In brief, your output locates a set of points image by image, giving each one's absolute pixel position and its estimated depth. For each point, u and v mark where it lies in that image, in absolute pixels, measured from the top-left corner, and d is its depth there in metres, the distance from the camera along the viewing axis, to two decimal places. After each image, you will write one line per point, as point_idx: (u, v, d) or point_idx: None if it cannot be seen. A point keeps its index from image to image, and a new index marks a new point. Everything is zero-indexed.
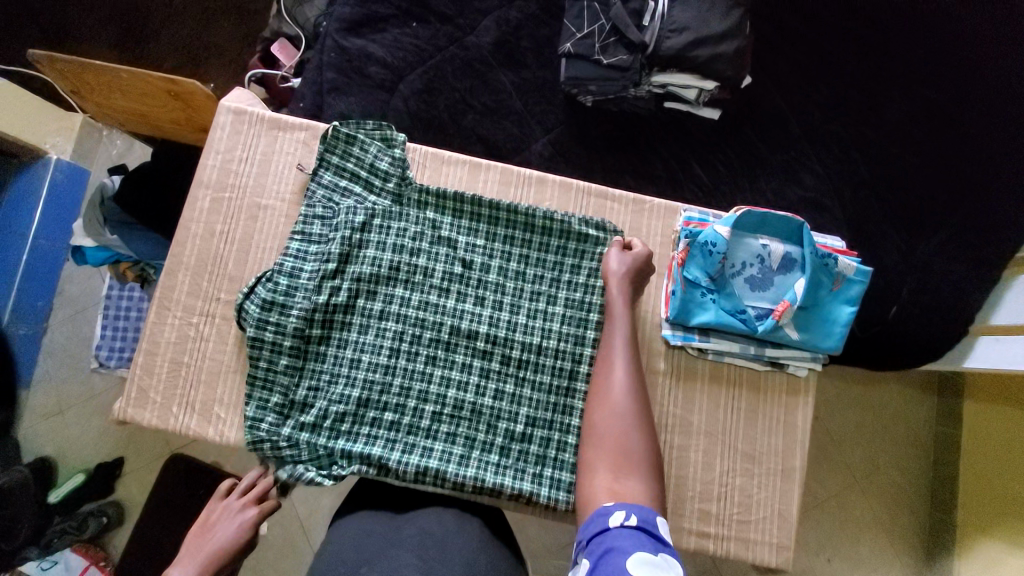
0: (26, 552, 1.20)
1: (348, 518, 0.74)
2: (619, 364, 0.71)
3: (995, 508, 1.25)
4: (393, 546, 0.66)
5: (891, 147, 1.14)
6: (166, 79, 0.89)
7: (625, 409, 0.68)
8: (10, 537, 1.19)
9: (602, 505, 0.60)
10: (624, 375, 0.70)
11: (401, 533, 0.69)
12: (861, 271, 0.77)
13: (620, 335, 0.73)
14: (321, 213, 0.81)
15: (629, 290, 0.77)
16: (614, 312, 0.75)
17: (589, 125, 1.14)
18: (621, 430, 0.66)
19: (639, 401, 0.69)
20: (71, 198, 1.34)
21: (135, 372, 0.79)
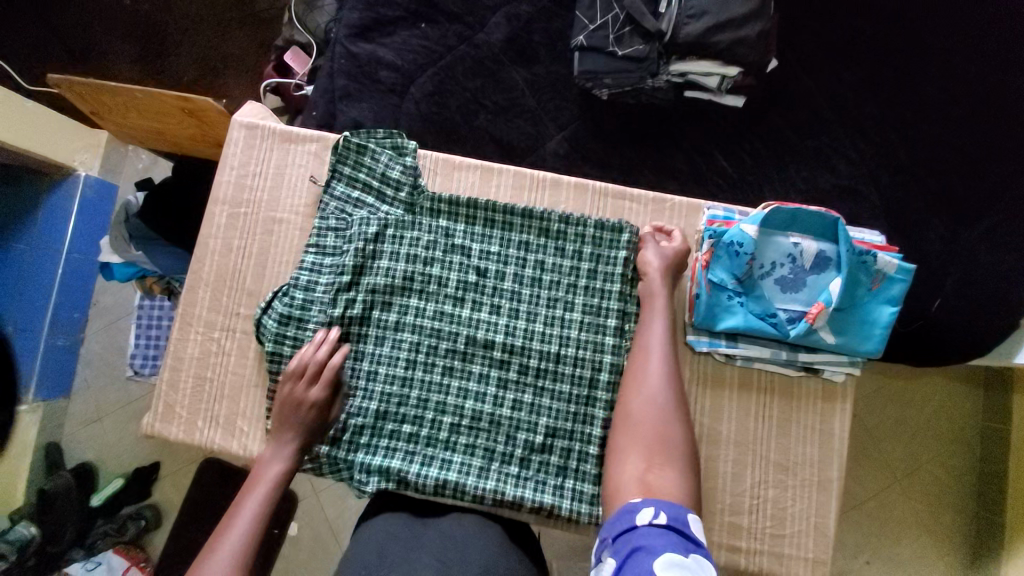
0: (73, 553, 1.25)
1: (376, 519, 0.74)
2: (656, 355, 0.71)
3: None
4: (415, 549, 0.65)
5: (934, 129, 1.06)
6: (180, 97, 0.90)
7: (664, 403, 0.67)
8: (56, 539, 1.23)
9: (631, 502, 0.59)
10: (660, 368, 0.70)
11: (424, 536, 0.69)
12: (903, 268, 0.72)
13: (659, 327, 0.73)
14: (334, 226, 0.80)
15: (668, 280, 0.76)
16: (651, 302, 0.75)
17: (605, 120, 1.10)
18: (658, 423, 0.66)
19: (676, 393, 0.68)
20: (102, 212, 1.38)
21: (162, 388, 0.81)
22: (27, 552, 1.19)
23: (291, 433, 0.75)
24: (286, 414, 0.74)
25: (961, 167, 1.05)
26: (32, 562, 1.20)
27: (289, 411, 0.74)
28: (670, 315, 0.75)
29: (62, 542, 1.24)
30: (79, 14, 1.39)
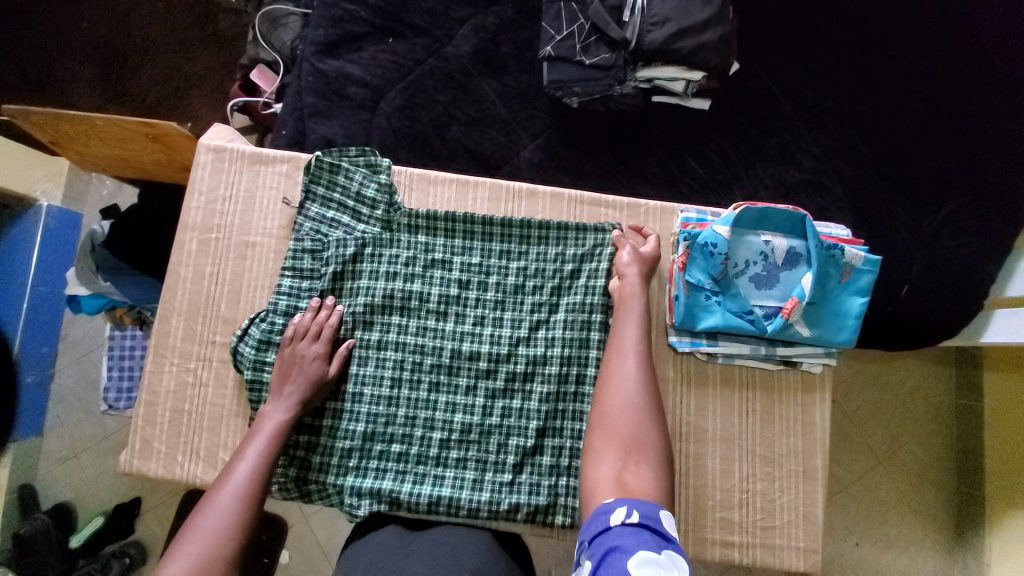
0: None
1: (355, 547, 0.72)
2: (630, 357, 0.69)
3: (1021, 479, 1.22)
4: (402, 561, 0.65)
5: (889, 122, 1.11)
6: (143, 122, 0.87)
7: (639, 403, 0.66)
8: None
9: (603, 502, 0.58)
10: (633, 369, 0.69)
11: (410, 549, 0.69)
12: (869, 260, 0.75)
13: (636, 327, 0.72)
14: (310, 247, 0.79)
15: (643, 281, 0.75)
16: (629, 303, 0.73)
17: (577, 127, 1.11)
18: (633, 420, 0.65)
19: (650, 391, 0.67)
20: (68, 241, 1.34)
21: (137, 424, 0.78)
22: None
23: (293, 388, 0.73)
24: (286, 372, 0.73)
25: (918, 158, 1.09)
26: None
27: (290, 367, 0.73)
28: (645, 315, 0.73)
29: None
30: (33, 40, 1.35)
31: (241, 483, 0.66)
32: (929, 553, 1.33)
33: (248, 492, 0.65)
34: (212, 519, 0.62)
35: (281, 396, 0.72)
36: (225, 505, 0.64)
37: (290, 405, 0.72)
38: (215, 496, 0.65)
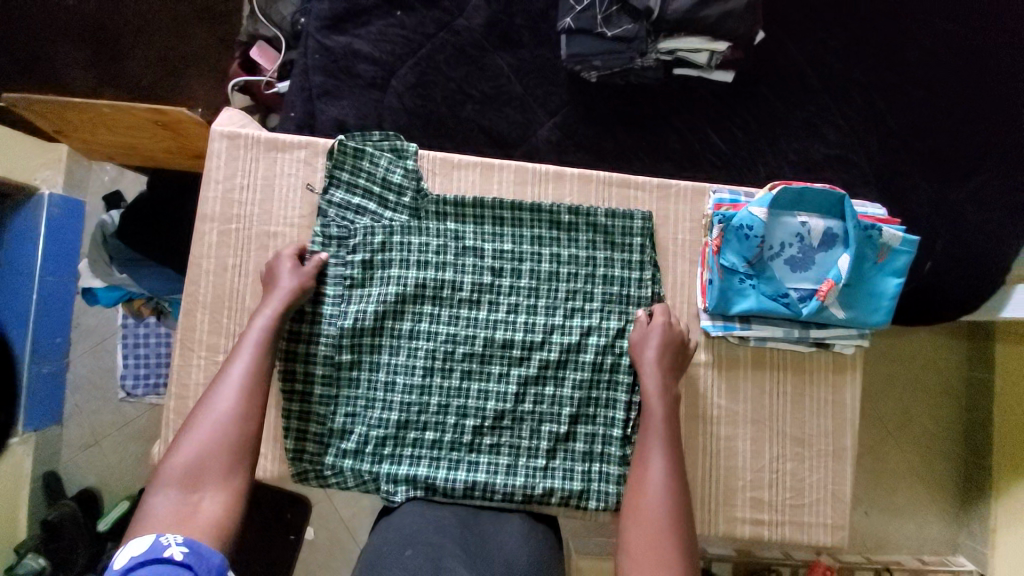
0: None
1: (387, 516, 0.73)
2: (653, 463, 0.67)
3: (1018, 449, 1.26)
4: (439, 535, 0.66)
5: (917, 92, 1.07)
6: (153, 109, 0.83)
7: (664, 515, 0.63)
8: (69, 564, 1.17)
9: None
10: (659, 473, 0.66)
11: (443, 522, 0.70)
12: (907, 240, 0.73)
13: (659, 436, 0.68)
14: (336, 233, 0.77)
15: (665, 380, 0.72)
16: (646, 407, 0.71)
17: (596, 102, 1.07)
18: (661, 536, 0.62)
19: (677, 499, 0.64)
20: (72, 230, 1.32)
21: (170, 418, 0.78)
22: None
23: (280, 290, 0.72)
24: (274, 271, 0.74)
25: (947, 128, 1.06)
26: None
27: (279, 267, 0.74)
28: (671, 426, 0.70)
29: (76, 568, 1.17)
30: (19, 18, 1.28)
31: (241, 379, 0.67)
32: (935, 520, 1.37)
33: (247, 389, 0.66)
34: (214, 417, 0.64)
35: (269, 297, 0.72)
36: (227, 401, 0.65)
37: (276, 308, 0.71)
38: (214, 394, 0.65)
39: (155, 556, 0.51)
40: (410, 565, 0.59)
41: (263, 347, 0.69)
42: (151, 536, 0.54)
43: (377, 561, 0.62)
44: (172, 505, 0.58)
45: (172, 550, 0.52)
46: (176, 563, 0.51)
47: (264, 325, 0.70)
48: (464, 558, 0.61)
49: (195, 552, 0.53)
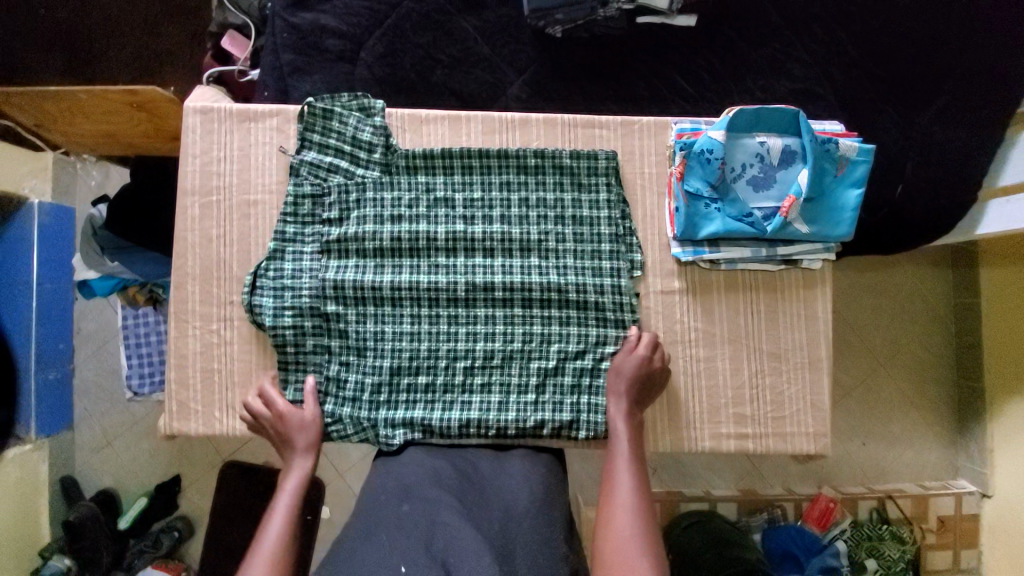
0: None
1: (384, 460, 0.77)
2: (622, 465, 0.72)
3: (1005, 369, 1.29)
4: (434, 485, 0.68)
5: (877, 21, 1.08)
6: (126, 89, 0.86)
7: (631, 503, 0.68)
8: (95, 564, 1.24)
9: None
10: (626, 489, 0.70)
11: (440, 470, 0.72)
12: (863, 150, 0.76)
13: (624, 455, 0.73)
14: (310, 192, 0.81)
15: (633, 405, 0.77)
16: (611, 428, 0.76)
17: (564, 56, 1.09)
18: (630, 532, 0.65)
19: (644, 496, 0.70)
20: (63, 236, 1.35)
21: (171, 388, 0.80)
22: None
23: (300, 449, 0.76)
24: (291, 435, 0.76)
25: (909, 51, 1.07)
26: None
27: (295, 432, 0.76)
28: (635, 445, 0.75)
29: (102, 565, 1.24)
30: None
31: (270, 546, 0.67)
32: (931, 444, 1.41)
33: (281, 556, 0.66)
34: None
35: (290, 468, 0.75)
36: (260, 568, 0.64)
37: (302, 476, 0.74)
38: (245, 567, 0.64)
39: None
40: (406, 521, 0.62)
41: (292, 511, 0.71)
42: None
43: (377, 510, 0.66)
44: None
45: None
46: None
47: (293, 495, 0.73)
48: (460, 508, 0.64)
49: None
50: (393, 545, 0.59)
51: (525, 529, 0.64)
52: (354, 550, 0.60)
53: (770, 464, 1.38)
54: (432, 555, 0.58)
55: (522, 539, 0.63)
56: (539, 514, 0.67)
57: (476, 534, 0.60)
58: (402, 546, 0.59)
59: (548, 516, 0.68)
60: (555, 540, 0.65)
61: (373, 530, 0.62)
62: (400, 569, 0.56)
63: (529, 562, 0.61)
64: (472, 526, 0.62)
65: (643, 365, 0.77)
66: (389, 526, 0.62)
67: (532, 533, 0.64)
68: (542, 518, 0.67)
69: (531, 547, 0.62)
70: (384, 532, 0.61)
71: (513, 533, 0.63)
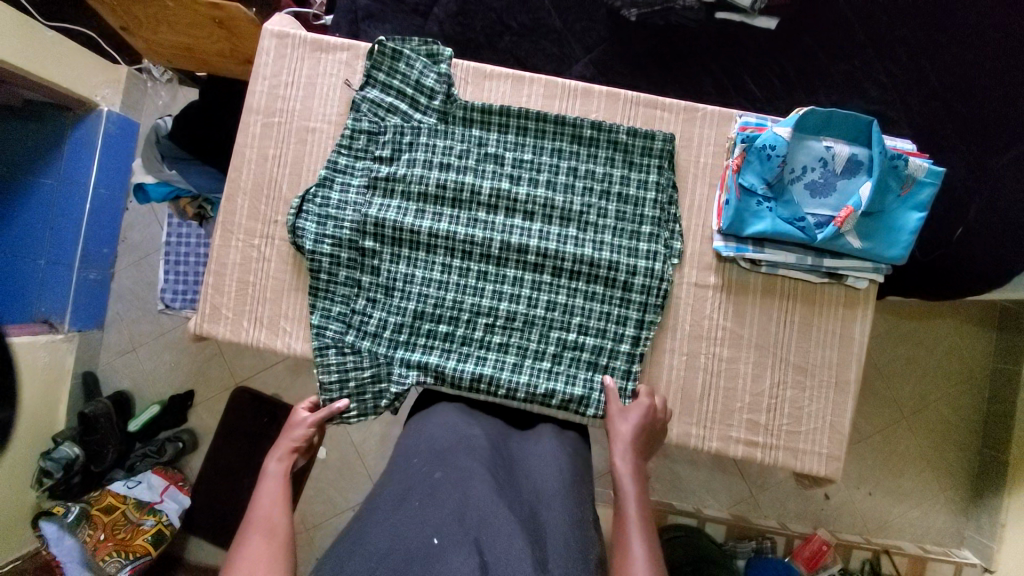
0: (114, 472, 1.33)
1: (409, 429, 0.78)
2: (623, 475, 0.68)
3: None
4: (468, 456, 0.67)
5: (971, 53, 1.00)
6: (212, 3, 0.90)
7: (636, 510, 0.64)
8: (100, 459, 1.29)
9: None
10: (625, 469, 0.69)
11: (472, 437, 0.72)
12: (933, 172, 0.72)
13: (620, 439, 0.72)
14: (367, 128, 0.82)
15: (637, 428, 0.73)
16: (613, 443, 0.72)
17: (633, 41, 1.07)
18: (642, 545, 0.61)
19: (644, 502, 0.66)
20: (123, 147, 1.41)
21: (207, 292, 0.84)
22: (73, 469, 1.26)
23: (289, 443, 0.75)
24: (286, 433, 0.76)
25: (1006, 83, 0.99)
26: (76, 479, 1.28)
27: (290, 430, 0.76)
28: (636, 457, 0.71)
29: (105, 460, 1.29)
30: None
31: (261, 536, 0.62)
32: (941, 510, 1.31)
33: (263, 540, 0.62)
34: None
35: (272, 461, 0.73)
36: (253, 557, 0.60)
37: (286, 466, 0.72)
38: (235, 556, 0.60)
39: None
40: (439, 490, 0.61)
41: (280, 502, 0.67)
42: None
43: (412, 475, 0.66)
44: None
45: None
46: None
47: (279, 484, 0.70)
48: (493, 484, 0.62)
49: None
50: (426, 514, 0.58)
51: (556, 511, 0.63)
52: (388, 512, 0.61)
53: (769, 495, 1.32)
54: (466, 529, 0.56)
55: (553, 520, 0.61)
56: (570, 498, 0.66)
57: (509, 513, 0.58)
58: (434, 518, 0.58)
59: (578, 500, 0.67)
60: (587, 524, 0.65)
61: (406, 495, 0.62)
62: (433, 540, 0.55)
63: (559, 546, 0.58)
64: (504, 504, 0.60)
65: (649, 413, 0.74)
66: (422, 493, 0.62)
67: (564, 513, 0.63)
68: (572, 503, 0.65)
69: (566, 527, 0.61)
70: (416, 500, 0.61)
71: (546, 514, 0.62)
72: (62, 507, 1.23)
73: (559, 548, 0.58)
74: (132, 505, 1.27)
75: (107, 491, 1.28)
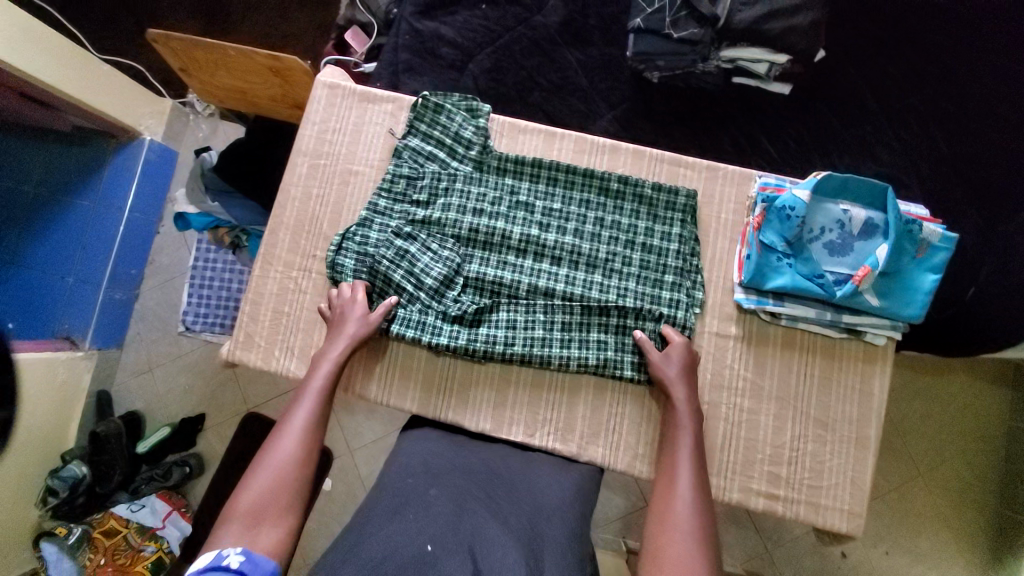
0: (118, 496, 1.30)
1: (422, 433, 0.83)
2: (684, 429, 0.74)
3: None
4: (463, 477, 0.70)
5: (979, 123, 1.06)
6: (271, 55, 0.98)
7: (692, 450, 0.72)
8: (106, 480, 1.28)
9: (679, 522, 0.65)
10: (688, 488, 0.68)
11: (472, 466, 0.74)
12: (947, 237, 0.76)
13: (687, 446, 0.72)
14: (407, 173, 0.87)
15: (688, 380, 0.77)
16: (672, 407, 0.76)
17: (656, 100, 1.14)
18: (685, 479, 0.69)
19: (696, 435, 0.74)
20: (161, 174, 1.47)
21: (243, 320, 0.87)
22: (78, 490, 1.24)
23: (343, 334, 0.80)
24: (338, 323, 0.81)
25: (1012, 152, 1.04)
26: (80, 501, 1.25)
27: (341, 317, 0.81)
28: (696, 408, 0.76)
29: (112, 481, 1.28)
30: None
31: (303, 422, 0.73)
32: (961, 572, 1.26)
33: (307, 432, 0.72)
34: (274, 461, 0.68)
35: (333, 344, 0.80)
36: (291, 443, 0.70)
37: (336, 359, 0.78)
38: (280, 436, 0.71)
39: (215, 565, 0.54)
40: (433, 503, 0.63)
41: (322, 397, 0.76)
42: (212, 550, 0.57)
43: (404, 491, 0.67)
44: (233, 538, 0.60)
45: (230, 558, 0.56)
46: (232, 570, 0.54)
47: (325, 373, 0.77)
48: (487, 506, 0.65)
49: (250, 560, 0.56)
50: (421, 525, 0.59)
51: (554, 531, 0.65)
52: (381, 523, 0.61)
53: (785, 549, 1.26)
54: (460, 540, 0.58)
55: (551, 537, 0.64)
56: (566, 516, 0.69)
57: (501, 529, 0.61)
58: (426, 529, 0.59)
59: (578, 517, 0.70)
60: (582, 540, 0.67)
61: (399, 508, 0.63)
62: (427, 549, 0.56)
63: (555, 557, 0.61)
64: (498, 524, 0.62)
65: (688, 358, 0.78)
66: (416, 506, 0.63)
67: (560, 531, 0.66)
68: (569, 522, 0.68)
69: (560, 542, 0.64)
70: (411, 512, 0.62)
71: (541, 530, 0.64)
72: (65, 528, 1.23)
73: (555, 559, 0.60)
74: (134, 529, 1.26)
75: (110, 513, 1.27)
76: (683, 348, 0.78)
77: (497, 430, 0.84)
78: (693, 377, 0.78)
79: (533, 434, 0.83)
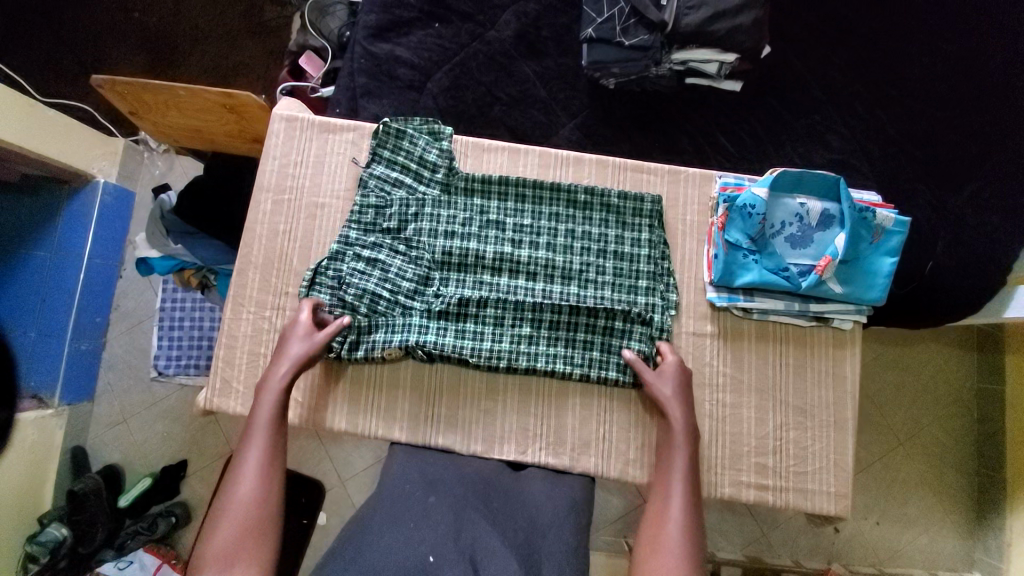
0: (103, 553, 1.24)
1: (403, 448, 0.83)
2: (676, 432, 0.76)
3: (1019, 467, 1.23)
4: (459, 484, 0.75)
5: (918, 105, 1.11)
6: (224, 92, 0.97)
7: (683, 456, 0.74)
8: (89, 539, 1.22)
9: (672, 532, 0.68)
10: (680, 493, 0.72)
11: (466, 473, 0.78)
12: (900, 221, 0.80)
13: (681, 451, 0.75)
14: (375, 202, 0.87)
15: (682, 392, 0.78)
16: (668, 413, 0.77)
17: (614, 105, 1.16)
18: (677, 484, 0.72)
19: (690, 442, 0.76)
20: (119, 216, 1.42)
21: (218, 365, 0.85)
22: (59, 553, 1.19)
23: (288, 360, 0.78)
24: (283, 349, 0.79)
25: (952, 130, 1.09)
26: (62, 564, 1.19)
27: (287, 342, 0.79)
28: (689, 421, 0.77)
29: (95, 542, 1.22)
30: (93, 28, 1.44)
31: (260, 455, 0.72)
32: (948, 534, 1.31)
33: (264, 464, 0.72)
34: (238, 498, 0.69)
35: (279, 365, 0.78)
36: (248, 480, 0.70)
37: (281, 383, 0.77)
38: (241, 469, 0.71)
39: None
40: (433, 512, 0.69)
41: (274, 424, 0.75)
42: None
43: (404, 499, 0.72)
44: None
45: None
46: None
47: (274, 398, 0.76)
48: (484, 512, 0.70)
49: None
50: (421, 535, 0.66)
51: (549, 540, 0.69)
52: (383, 529, 0.67)
53: (781, 531, 1.29)
54: (459, 550, 0.64)
55: (546, 545, 0.68)
56: (565, 523, 0.72)
57: (499, 539, 0.66)
58: (426, 539, 0.65)
59: (578, 526, 0.73)
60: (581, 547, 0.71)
61: (402, 515, 0.69)
62: (428, 559, 0.63)
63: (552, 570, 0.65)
64: (495, 531, 0.67)
65: (679, 370, 0.79)
66: (415, 516, 0.69)
67: (556, 542, 0.69)
68: (568, 529, 0.71)
69: (557, 557, 0.67)
70: (412, 521, 0.68)
71: (538, 543, 0.68)
72: None
73: (549, 566, 0.66)
74: None
75: (97, 573, 1.22)
76: (677, 364, 0.80)
77: (488, 451, 0.83)
78: (689, 392, 0.79)
79: (523, 450, 0.83)
